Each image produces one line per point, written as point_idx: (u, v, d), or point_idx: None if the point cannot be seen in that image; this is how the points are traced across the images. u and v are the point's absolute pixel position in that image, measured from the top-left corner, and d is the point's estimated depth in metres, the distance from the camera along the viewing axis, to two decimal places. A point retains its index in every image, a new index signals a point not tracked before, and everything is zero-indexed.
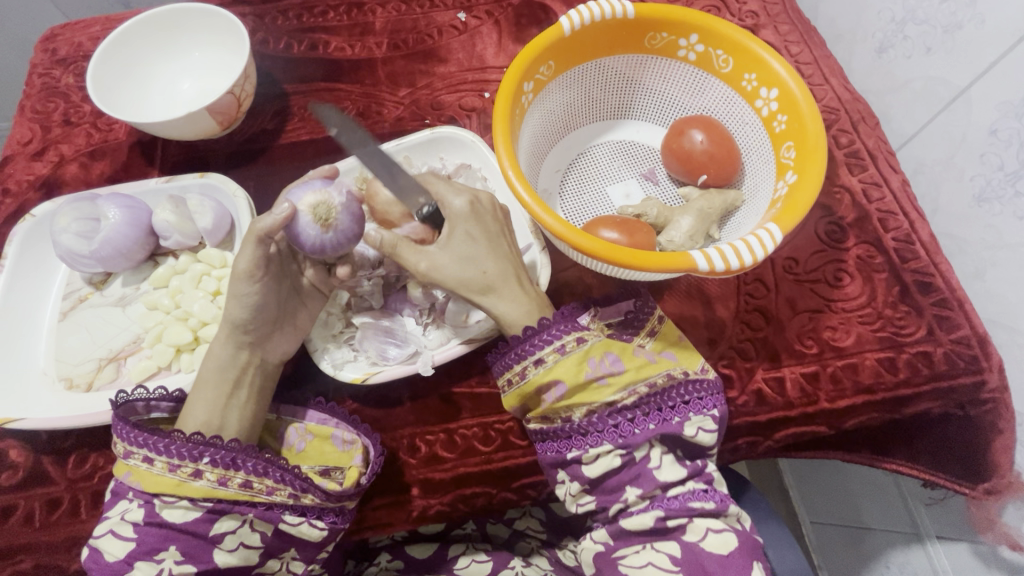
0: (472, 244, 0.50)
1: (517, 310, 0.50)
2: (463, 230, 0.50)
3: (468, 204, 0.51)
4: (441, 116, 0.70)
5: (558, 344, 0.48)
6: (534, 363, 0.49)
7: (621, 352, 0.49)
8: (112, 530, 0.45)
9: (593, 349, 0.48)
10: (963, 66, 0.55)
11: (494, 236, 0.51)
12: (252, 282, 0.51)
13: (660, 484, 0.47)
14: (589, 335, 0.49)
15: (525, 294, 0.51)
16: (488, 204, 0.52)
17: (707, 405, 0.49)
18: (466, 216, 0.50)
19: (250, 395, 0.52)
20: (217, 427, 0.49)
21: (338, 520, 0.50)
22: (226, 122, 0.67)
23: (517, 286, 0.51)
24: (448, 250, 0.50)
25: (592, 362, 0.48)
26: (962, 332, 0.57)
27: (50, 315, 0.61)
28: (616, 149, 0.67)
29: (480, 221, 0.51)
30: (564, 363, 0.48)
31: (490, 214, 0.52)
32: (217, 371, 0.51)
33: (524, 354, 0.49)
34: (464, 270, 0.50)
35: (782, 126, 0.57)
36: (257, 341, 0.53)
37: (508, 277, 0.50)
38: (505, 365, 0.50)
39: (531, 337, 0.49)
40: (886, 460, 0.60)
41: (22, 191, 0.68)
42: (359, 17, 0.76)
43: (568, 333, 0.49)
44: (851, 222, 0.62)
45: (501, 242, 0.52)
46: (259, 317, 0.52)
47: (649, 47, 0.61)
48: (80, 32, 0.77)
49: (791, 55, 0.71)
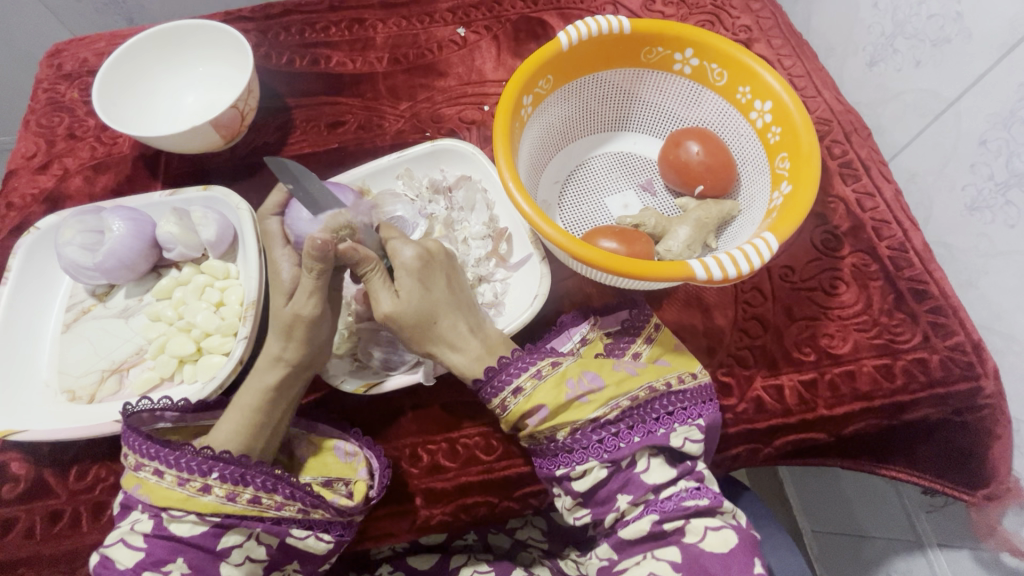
0: (425, 293, 0.50)
1: (473, 358, 0.51)
2: (416, 281, 0.50)
3: (418, 257, 0.50)
4: (441, 129, 0.71)
5: (534, 370, 0.49)
6: (512, 394, 0.49)
7: (599, 370, 0.50)
8: (121, 539, 0.46)
9: (569, 371, 0.49)
10: (950, 79, 0.57)
11: (445, 286, 0.52)
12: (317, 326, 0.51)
13: (650, 488, 0.47)
14: (563, 359, 0.50)
15: (477, 343, 0.51)
16: (438, 254, 0.52)
17: (691, 415, 0.50)
18: (417, 267, 0.50)
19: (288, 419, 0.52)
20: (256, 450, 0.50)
21: (344, 534, 0.50)
22: (230, 136, 0.67)
23: (469, 334, 0.51)
24: (405, 299, 0.50)
25: (570, 382, 0.49)
26: (957, 338, 0.57)
27: (53, 327, 0.61)
28: (614, 160, 0.68)
29: (430, 272, 0.51)
30: (543, 388, 0.49)
31: (440, 265, 0.52)
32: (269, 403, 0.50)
33: (500, 386, 0.49)
34: (426, 320, 0.50)
35: (776, 137, 0.58)
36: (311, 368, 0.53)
37: (461, 325, 0.51)
38: (488, 395, 0.50)
39: (505, 368, 0.50)
40: (886, 466, 0.61)
41: (26, 205, 0.69)
42: (360, 33, 0.77)
43: (541, 359, 0.50)
44: (845, 231, 0.63)
45: (452, 291, 0.52)
46: (315, 350, 0.52)
47: (645, 61, 0.63)
48: (85, 48, 0.78)
49: (784, 67, 0.72)
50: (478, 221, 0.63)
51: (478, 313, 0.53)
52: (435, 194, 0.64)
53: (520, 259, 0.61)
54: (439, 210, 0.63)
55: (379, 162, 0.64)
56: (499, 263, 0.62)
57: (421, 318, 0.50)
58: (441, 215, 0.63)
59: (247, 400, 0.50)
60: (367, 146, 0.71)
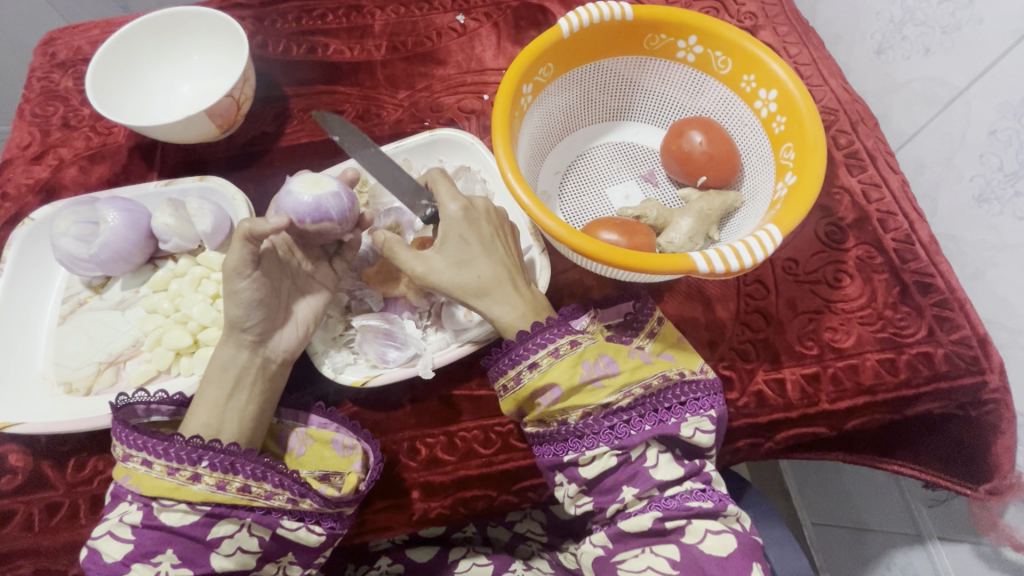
0: (467, 247, 0.50)
1: (513, 313, 0.50)
2: (458, 234, 0.50)
3: (463, 209, 0.50)
4: (440, 118, 0.70)
5: (552, 347, 0.48)
6: (528, 368, 0.48)
7: (616, 354, 0.49)
8: (109, 531, 0.45)
9: (587, 351, 0.48)
10: (960, 67, 0.56)
11: (492, 237, 0.51)
12: (244, 278, 0.50)
13: (656, 484, 0.47)
14: (583, 339, 0.49)
15: (519, 302, 0.50)
16: (483, 209, 0.52)
17: (703, 406, 0.49)
18: (462, 219, 0.50)
19: (251, 396, 0.51)
20: (216, 430, 0.49)
21: (336, 526, 0.50)
22: (226, 126, 0.66)
23: (512, 288, 0.50)
24: (443, 252, 0.50)
25: (587, 364, 0.48)
26: (962, 332, 0.57)
27: (49, 319, 0.61)
28: (615, 150, 0.67)
29: (472, 226, 0.50)
30: (559, 366, 0.47)
31: (485, 219, 0.51)
32: (222, 369, 0.51)
33: (518, 359, 0.48)
34: (460, 273, 0.49)
35: (781, 127, 0.57)
36: (259, 340, 0.52)
37: (500, 278, 0.50)
38: (499, 370, 0.50)
39: (525, 342, 0.48)
40: (887, 460, 0.60)
41: (21, 195, 0.68)
42: (358, 20, 0.76)
43: (562, 337, 0.48)
44: (851, 223, 0.62)
45: (493, 244, 0.51)
46: (253, 310, 0.51)
47: (648, 48, 0.61)
48: (79, 36, 0.77)
49: (790, 56, 0.71)
50: None
51: (523, 273, 0.53)
52: None
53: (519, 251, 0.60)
54: None
55: None
56: None
57: (463, 271, 0.50)
58: None
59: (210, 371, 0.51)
60: (365, 136, 0.70)
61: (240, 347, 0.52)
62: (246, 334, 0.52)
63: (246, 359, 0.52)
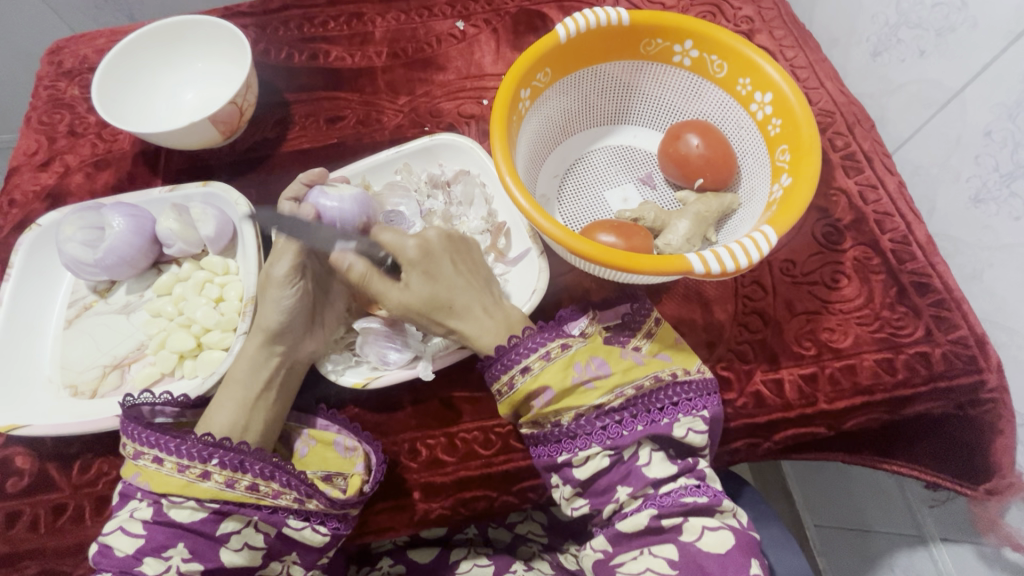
0: (432, 282, 0.51)
1: (487, 333, 0.51)
2: (421, 272, 0.51)
3: (418, 249, 0.51)
4: (440, 123, 0.71)
5: (543, 351, 0.49)
6: (521, 372, 0.49)
7: (607, 356, 0.49)
8: (120, 527, 0.46)
9: (578, 354, 0.49)
10: (955, 69, 0.56)
11: (454, 270, 0.52)
12: (288, 287, 0.55)
13: (650, 482, 0.47)
14: (573, 342, 0.50)
15: (493, 323, 0.51)
16: (439, 241, 0.52)
17: (696, 407, 0.49)
18: (420, 260, 0.51)
19: (278, 397, 0.53)
20: (241, 429, 0.50)
21: (341, 526, 0.50)
22: (229, 132, 0.67)
23: (484, 312, 0.51)
24: (411, 293, 0.51)
25: (578, 366, 0.49)
26: (960, 332, 0.57)
27: (56, 323, 0.62)
28: (613, 153, 0.68)
29: (433, 261, 0.51)
30: (550, 369, 0.48)
31: (443, 251, 0.52)
32: (249, 371, 0.53)
33: (510, 363, 0.49)
34: (431, 310, 0.51)
35: (776, 130, 0.57)
36: (291, 345, 0.55)
37: (472, 303, 0.51)
38: (493, 375, 0.50)
39: (516, 347, 0.49)
40: (888, 461, 0.60)
41: (27, 202, 0.69)
42: (359, 27, 0.77)
43: (553, 340, 0.49)
44: (847, 224, 0.63)
45: (459, 273, 0.52)
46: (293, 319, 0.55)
47: (644, 53, 0.62)
48: (85, 45, 0.78)
49: (786, 59, 0.72)
50: (477, 215, 0.63)
51: (494, 290, 0.54)
52: (433, 188, 0.64)
53: (519, 254, 0.61)
54: (438, 205, 0.64)
55: (377, 157, 0.63)
56: (496, 258, 0.61)
57: (434, 307, 0.51)
58: (439, 210, 0.63)
59: (239, 372, 0.52)
60: (366, 142, 0.71)
61: (267, 352, 0.54)
62: (277, 340, 0.54)
63: (272, 364, 0.53)
